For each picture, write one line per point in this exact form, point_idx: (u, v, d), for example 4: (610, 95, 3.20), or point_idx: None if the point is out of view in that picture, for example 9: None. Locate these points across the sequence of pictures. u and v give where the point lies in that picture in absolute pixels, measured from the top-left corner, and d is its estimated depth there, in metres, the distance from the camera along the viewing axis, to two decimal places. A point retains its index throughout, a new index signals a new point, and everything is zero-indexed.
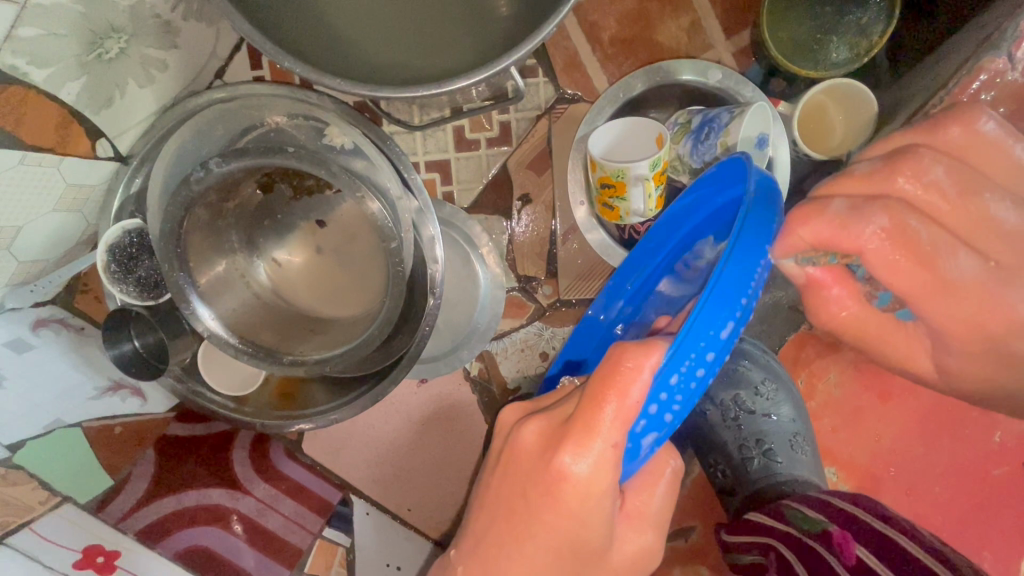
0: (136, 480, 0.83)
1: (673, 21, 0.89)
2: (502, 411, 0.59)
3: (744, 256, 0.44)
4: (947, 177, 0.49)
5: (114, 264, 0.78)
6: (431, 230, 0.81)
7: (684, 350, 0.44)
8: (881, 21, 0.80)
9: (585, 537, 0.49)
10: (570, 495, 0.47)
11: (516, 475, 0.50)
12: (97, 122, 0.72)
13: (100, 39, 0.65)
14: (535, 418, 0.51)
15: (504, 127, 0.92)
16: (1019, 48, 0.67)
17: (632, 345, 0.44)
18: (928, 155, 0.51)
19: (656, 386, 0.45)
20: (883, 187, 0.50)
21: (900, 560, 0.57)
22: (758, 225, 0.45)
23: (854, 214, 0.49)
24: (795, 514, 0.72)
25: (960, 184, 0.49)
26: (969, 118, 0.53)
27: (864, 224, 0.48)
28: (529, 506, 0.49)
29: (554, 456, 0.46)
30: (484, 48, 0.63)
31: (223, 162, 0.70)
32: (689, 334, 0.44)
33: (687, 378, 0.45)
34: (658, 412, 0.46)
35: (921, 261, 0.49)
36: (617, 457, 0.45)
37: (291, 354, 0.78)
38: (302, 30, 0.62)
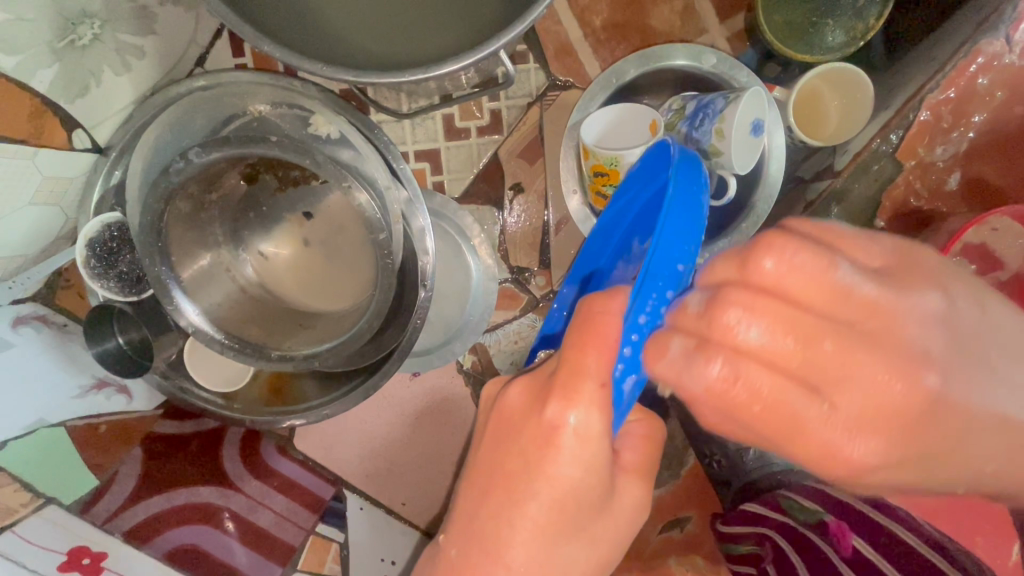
0: (123, 479, 0.82)
1: (667, 5, 0.87)
2: (485, 387, 0.58)
3: (681, 209, 0.43)
4: (772, 319, 0.35)
5: (94, 259, 0.75)
6: (421, 221, 0.79)
7: (646, 290, 0.41)
8: (876, 4, 0.77)
9: (583, 495, 0.47)
10: (571, 443, 0.45)
11: (505, 436, 0.49)
12: (72, 112, 0.70)
13: (72, 24, 0.64)
14: (520, 380, 0.50)
15: (494, 115, 0.90)
16: (1017, 30, 0.66)
17: (598, 294, 0.43)
18: (732, 292, 0.37)
19: (626, 329, 0.42)
20: (708, 332, 0.37)
21: (903, 557, 0.58)
22: (687, 184, 0.45)
23: (687, 365, 0.37)
24: (791, 505, 0.70)
25: (792, 323, 0.36)
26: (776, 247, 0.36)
27: (700, 374, 0.37)
28: (526, 468, 0.47)
29: (543, 408, 0.46)
30: (473, 28, 0.61)
31: (204, 152, 0.68)
32: (649, 274, 0.41)
33: (655, 318, 0.42)
34: (633, 354, 0.43)
35: (779, 428, 0.36)
36: (606, 399, 0.44)
37: (279, 349, 0.76)
38: (286, 16, 0.60)
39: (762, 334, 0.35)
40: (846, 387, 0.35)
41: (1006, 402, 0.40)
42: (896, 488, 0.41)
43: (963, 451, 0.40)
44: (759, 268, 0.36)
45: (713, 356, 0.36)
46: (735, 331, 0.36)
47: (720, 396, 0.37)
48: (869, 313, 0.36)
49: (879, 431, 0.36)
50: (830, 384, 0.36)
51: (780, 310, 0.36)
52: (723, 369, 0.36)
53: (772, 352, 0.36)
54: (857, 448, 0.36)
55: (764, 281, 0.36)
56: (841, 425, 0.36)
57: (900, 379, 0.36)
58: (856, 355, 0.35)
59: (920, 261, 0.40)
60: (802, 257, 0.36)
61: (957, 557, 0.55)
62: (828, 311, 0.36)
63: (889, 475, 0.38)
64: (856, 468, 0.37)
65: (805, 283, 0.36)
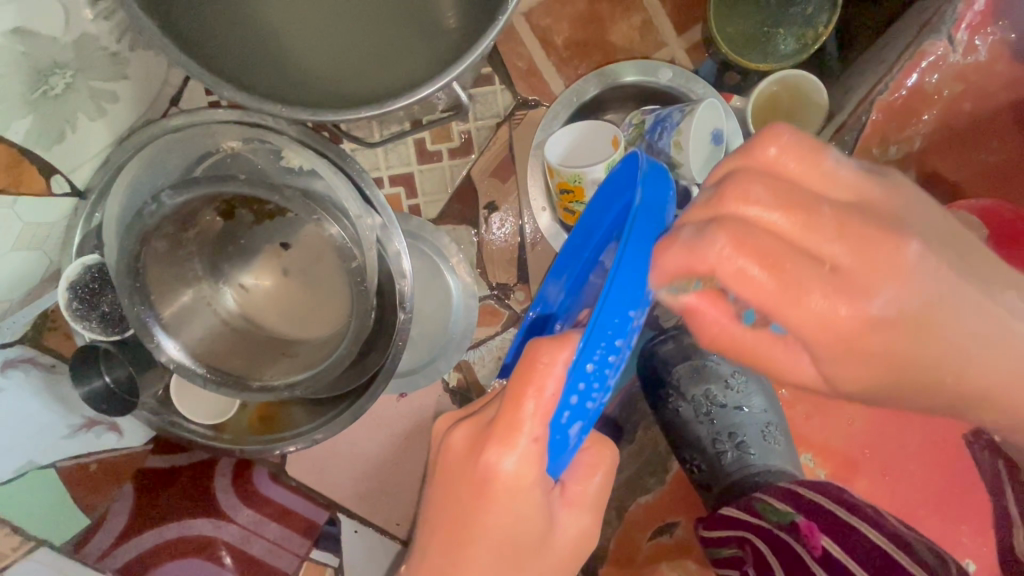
0: (114, 517, 0.86)
1: (625, 22, 0.89)
2: (435, 422, 0.60)
3: (639, 242, 0.44)
4: (774, 186, 0.41)
5: (77, 301, 0.76)
6: (396, 245, 0.81)
7: (596, 337, 0.43)
8: (824, 12, 0.81)
9: (525, 534, 0.50)
10: (500, 493, 0.48)
11: (450, 480, 0.51)
12: (50, 159, 0.71)
13: (44, 75, 0.66)
14: (464, 423, 0.51)
15: (465, 137, 0.92)
16: (958, 31, 0.68)
17: (547, 340, 0.45)
18: (750, 171, 0.42)
19: (574, 375, 0.43)
20: (719, 210, 0.41)
21: (870, 556, 0.62)
22: (652, 209, 0.45)
23: (699, 238, 0.40)
24: (762, 506, 0.72)
25: (789, 193, 0.41)
26: (773, 134, 0.44)
27: (710, 244, 0.40)
28: (471, 505, 0.49)
29: (479, 455, 0.48)
30: (429, 61, 0.65)
31: (175, 194, 0.69)
32: (597, 320, 0.42)
33: (602, 365, 0.44)
34: (580, 402, 0.45)
35: (773, 267, 0.40)
36: (540, 451, 0.47)
37: (261, 380, 0.77)
38: (250, 60, 0.63)
39: (729, 247, 0.39)
40: (844, 237, 0.41)
41: (962, 285, 0.46)
42: (882, 378, 0.45)
43: (932, 335, 0.45)
44: (765, 153, 0.43)
45: (716, 230, 0.40)
46: (743, 207, 0.41)
47: (734, 272, 0.40)
48: (854, 196, 0.44)
49: (886, 281, 0.42)
50: (824, 246, 0.41)
51: (778, 183, 0.41)
52: (725, 239, 0.40)
53: (773, 223, 0.41)
54: (853, 301, 0.41)
55: (768, 164, 0.43)
56: (840, 284, 0.41)
57: (891, 241, 0.42)
58: (854, 223, 0.42)
59: (908, 190, 0.47)
60: (780, 152, 0.43)
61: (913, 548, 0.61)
62: (818, 189, 0.43)
63: (885, 336, 0.43)
64: (846, 326, 0.42)
65: (801, 163, 0.44)
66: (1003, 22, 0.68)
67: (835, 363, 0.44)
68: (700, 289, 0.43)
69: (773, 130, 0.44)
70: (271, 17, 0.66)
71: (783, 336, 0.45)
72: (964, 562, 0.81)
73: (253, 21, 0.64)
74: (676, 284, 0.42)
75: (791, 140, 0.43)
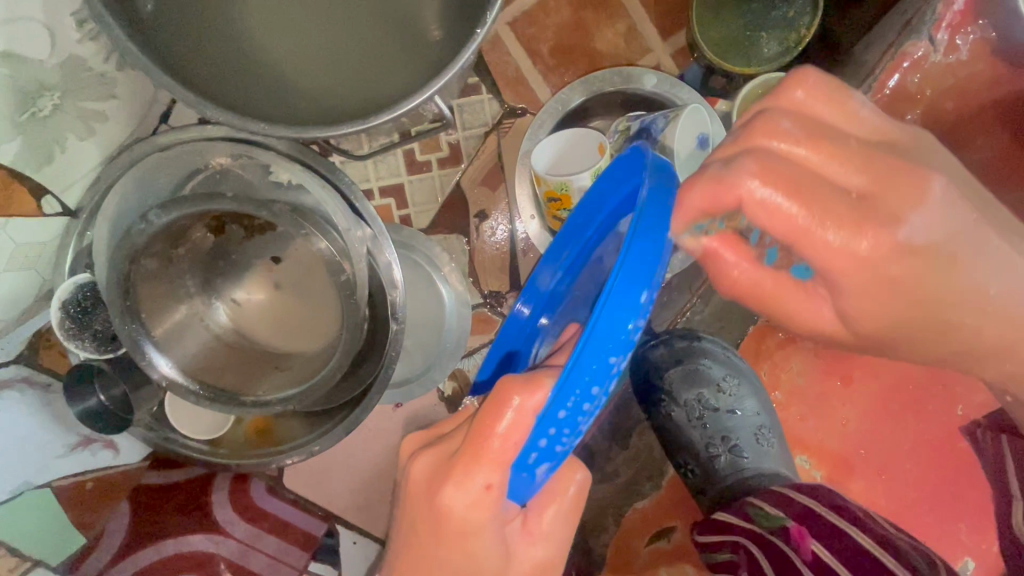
0: (111, 535, 0.86)
1: (609, 28, 0.90)
2: (406, 438, 0.61)
3: (625, 286, 0.41)
4: (802, 120, 0.44)
5: (69, 320, 0.77)
6: (387, 255, 0.81)
7: (571, 384, 0.41)
8: (807, 13, 0.82)
9: (481, 566, 0.51)
10: (453, 529, 0.48)
11: (412, 509, 0.52)
12: (40, 180, 0.71)
13: (32, 98, 0.65)
14: (427, 453, 0.52)
15: (453, 146, 0.92)
16: (938, 31, 0.69)
17: (520, 381, 0.45)
18: (777, 110, 0.45)
19: (544, 421, 0.42)
20: (748, 144, 0.44)
21: (859, 557, 0.63)
22: (656, 223, 0.42)
23: (728, 171, 0.42)
24: (756, 511, 0.74)
25: (815, 125, 0.44)
26: (803, 75, 0.46)
27: (738, 177, 0.42)
28: (427, 538, 0.51)
29: (438, 492, 0.48)
30: (412, 76, 0.66)
31: (163, 213, 0.70)
32: (573, 368, 0.40)
33: (575, 413, 0.42)
34: (549, 445, 0.44)
35: (805, 189, 0.42)
36: (496, 494, 0.47)
37: (253, 395, 0.77)
38: (235, 79, 0.63)
39: (760, 183, 0.41)
40: (870, 166, 0.44)
41: (984, 224, 0.49)
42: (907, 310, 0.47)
43: (949, 276, 0.47)
44: (792, 96, 0.46)
45: (746, 157, 0.42)
46: (768, 141, 0.43)
47: (763, 207, 0.42)
48: (878, 136, 0.47)
49: (915, 208, 0.45)
50: (850, 173, 0.44)
51: (806, 120, 0.45)
52: (754, 164, 0.42)
53: (801, 154, 0.43)
54: (885, 228, 0.44)
55: (795, 102, 0.46)
56: (870, 209, 0.44)
57: (917, 172, 0.45)
58: (878, 154, 0.45)
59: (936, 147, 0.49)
60: (807, 95, 0.46)
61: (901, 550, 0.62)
62: (842, 127, 0.46)
63: (909, 263, 0.45)
64: (877, 255, 0.44)
65: (826, 104, 0.46)
66: (983, 20, 0.68)
67: (859, 302, 0.46)
68: (721, 230, 0.48)
69: (801, 72, 0.46)
70: (256, 35, 0.66)
71: (807, 280, 0.50)
72: (964, 561, 0.83)
73: (238, 35, 0.65)
74: (701, 223, 0.45)
75: (822, 80, 0.46)
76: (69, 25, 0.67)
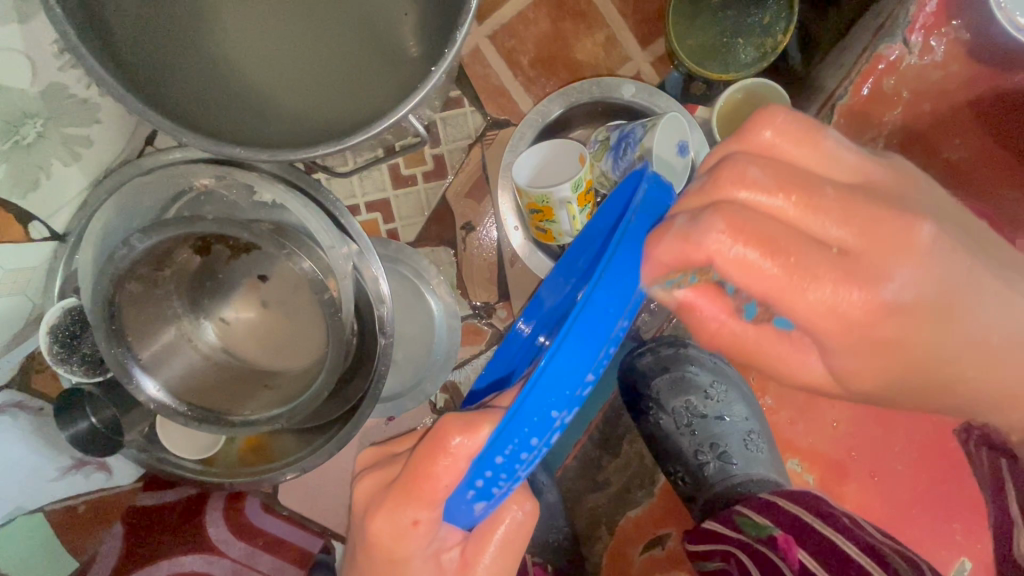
0: (102, 559, 0.86)
1: (589, 38, 0.90)
2: (361, 453, 0.67)
3: (577, 341, 0.43)
4: (772, 169, 0.42)
5: (57, 345, 0.76)
6: (373, 270, 0.81)
7: (510, 430, 0.43)
8: (782, 19, 0.83)
9: None
10: (382, 548, 0.53)
11: (359, 529, 0.56)
12: (26, 207, 0.72)
13: (15, 126, 0.65)
14: (372, 474, 0.58)
15: (438, 159, 0.93)
16: (912, 33, 0.70)
17: (461, 422, 0.47)
18: (743, 154, 0.43)
19: (481, 464, 0.44)
20: (714, 196, 0.42)
21: (840, 562, 0.65)
22: (618, 277, 0.44)
23: (695, 228, 0.41)
24: (744, 521, 0.76)
25: (786, 171, 0.43)
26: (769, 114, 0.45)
27: (707, 234, 0.40)
28: (365, 558, 0.55)
29: (369, 522, 0.53)
30: (392, 93, 0.66)
31: (144, 237, 0.69)
32: (513, 417, 0.43)
33: (512, 460, 0.44)
34: (485, 485, 0.46)
35: (777, 251, 0.40)
36: (428, 530, 0.51)
37: (241, 414, 0.77)
38: (216, 103, 0.64)
39: (728, 235, 0.40)
40: (851, 220, 0.42)
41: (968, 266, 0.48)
42: (900, 368, 0.46)
43: (944, 329, 0.46)
44: (760, 136, 0.45)
45: (715, 213, 0.41)
46: (735, 192, 0.42)
47: (732, 260, 0.40)
48: (858, 177, 0.46)
49: (905, 261, 0.43)
50: (830, 229, 0.42)
51: (778, 164, 0.43)
52: (723, 223, 0.40)
53: (775, 208, 0.42)
54: (872, 284, 0.42)
55: (760, 146, 0.45)
56: (851, 265, 0.42)
57: (901, 222, 0.43)
58: (857, 203, 0.43)
59: (909, 176, 0.49)
60: (776, 136, 0.45)
61: (881, 553, 0.64)
62: (816, 171, 0.45)
63: (897, 323, 0.44)
64: (865, 315, 0.42)
65: (796, 147, 0.45)
66: (958, 20, 0.70)
67: (844, 354, 0.45)
68: (694, 284, 0.46)
69: (767, 111, 0.45)
70: (236, 60, 0.67)
71: (789, 332, 0.47)
72: (960, 561, 0.82)
73: (217, 56, 0.66)
74: (671, 278, 0.45)
75: (789, 124, 0.45)
76: (50, 53, 0.66)
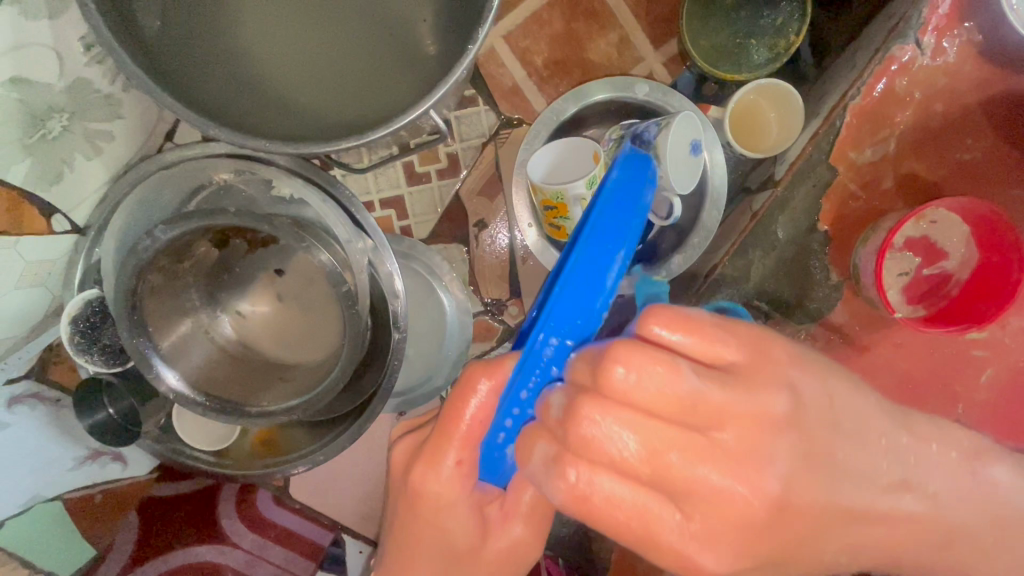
0: (120, 546, 0.89)
1: (602, 39, 0.92)
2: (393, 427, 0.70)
3: (576, 285, 0.46)
4: (626, 430, 0.40)
5: (79, 336, 0.77)
6: (388, 265, 0.83)
7: (529, 366, 0.47)
8: (795, 20, 0.84)
9: (454, 542, 0.56)
10: (422, 507, 0.55)
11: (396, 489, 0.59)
12: (50, 199, 0.73)
13: (41, 120, 0.66)
14: (408, 437, 0.60)
15: (452, 158, 0.94)
16: (925, 34, 0.71)
17: (485, 366, 0.50)
18: (594, 407, 0.41)
19: (508, 402, 0.48)
20: (568, 440, 0.42)
21: None
22: (607, 228, 0.47)
23: (552, 468, 0.44)
24: None
25: (640, 437, 0.40)
26: (623, 354, 0.41)
27: (561, 476, 0.43)
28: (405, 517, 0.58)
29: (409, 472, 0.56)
30: (412, 89, 0.67)
31: (168, 228, 0.70)
32: (530, 353, 0.46)
33: (535, 392, 0.48)
34: (514, 426, 0.50)
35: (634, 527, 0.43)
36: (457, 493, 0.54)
37: (258, 405, 0.78)
38: (238, 99, 0.65)
39: (578, 477, 0.42)
40: (698, 487, 0.41)
41: None
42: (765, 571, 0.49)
43: (817, 523, 0.47)
44: (613, 375, 0.41)
45: (568, 462, 0.43)
46: (586, 461, 0.42)
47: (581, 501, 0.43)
48: (732, 417, 0.42)
49: (754, 521, 0.43)
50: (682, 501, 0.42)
51: (635, 418, 0.41)
52: (574, 476, 0.42)
53: (626, 464, 0.41)
54: (709, 544, 0.43)
55: (615, 395, 0.41)
56: (697, 530, 0.43)
57: (760, 477, 0.42)
58: (713, 460, 0.41)
59: (771, 358, 0.45)
60: (629, 374, 0.40)
61: None
62: (685, 418, 0.41)
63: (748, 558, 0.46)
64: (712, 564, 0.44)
65: (666, 399, 0.41)
66: (968, 23, 0.70)
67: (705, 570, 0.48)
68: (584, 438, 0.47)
69: (619, 351, 0.40)
70: (257, 56, 0.68)
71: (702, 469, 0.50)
72: None
73: (238, 54, 0.67)
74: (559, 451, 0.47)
75: (650, 364, 0.40)
76: (77, 49, 0.68)
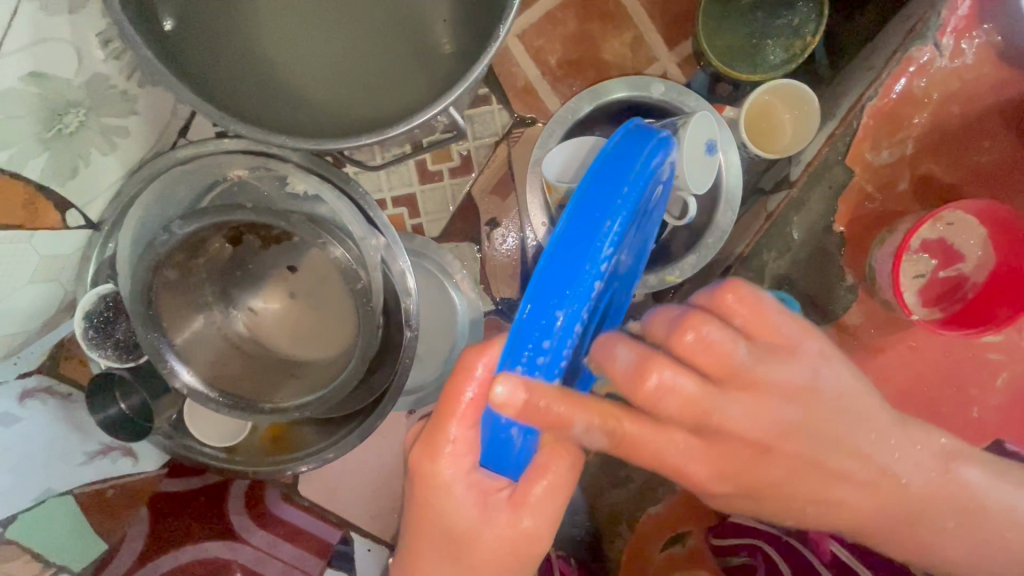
0: (131, 541, 0.88)
1: (616, 38, 0.92)
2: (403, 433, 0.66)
3: (565, 253, 0.44)
4: (682, 374, 0.48)
5: (92, 330, 0.78)
6: (401, 263, 0.82)
7: (520, 341, 0.44)
8: (811, 21, 0.84)
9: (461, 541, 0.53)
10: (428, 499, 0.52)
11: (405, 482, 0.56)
12: (65, 194, 0.73)
13: (59, 115, 0.67)
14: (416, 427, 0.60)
15: (465, 156, 0.94)
16: (943, 35, 0.71)
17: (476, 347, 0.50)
18: (662, 356, 0.48)
19: None
20: (634, 386, 0.48)
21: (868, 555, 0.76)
22: (595, 195, 0.45)
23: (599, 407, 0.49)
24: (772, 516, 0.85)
25: (699, 383, 0.49)
26: (692, 318, 0.49)
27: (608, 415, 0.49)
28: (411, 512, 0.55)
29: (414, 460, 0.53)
30: (427, 87, 0.67)
31: (186, 224, 0.71)
32: (519, 327, 0.44)
33: (530, 367, 0.45)
34: None
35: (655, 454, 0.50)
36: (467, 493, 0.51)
37: (271, 401, 0.78)
38: (253, 96, 0.65)
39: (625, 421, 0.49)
40: (726, 423, 0.50)
41: None
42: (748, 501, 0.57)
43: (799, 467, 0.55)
44: (683, 337, 0.49)
45: (627, 398, 0.49)
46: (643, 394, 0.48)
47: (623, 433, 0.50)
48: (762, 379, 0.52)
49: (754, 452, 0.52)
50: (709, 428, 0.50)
51: (693, 371, 0.49)
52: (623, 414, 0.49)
53: (674, 406, 0.49)
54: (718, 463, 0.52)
55: (681, 348, 0.49)
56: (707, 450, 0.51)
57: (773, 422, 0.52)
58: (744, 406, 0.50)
59: (794, 350, 0.54)
60: (697, 336, 0.49)
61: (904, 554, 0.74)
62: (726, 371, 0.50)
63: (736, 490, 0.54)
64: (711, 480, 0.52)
65: (718, 353, 0.49)
66: (987, 24, 0.71)
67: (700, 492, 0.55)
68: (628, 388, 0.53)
69: (690, 317, 0.49)
70: (272, 52, 0.68)
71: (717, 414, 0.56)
72: None
73: (253, 49, 0.67)
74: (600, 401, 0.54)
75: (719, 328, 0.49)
76: (94, 45, 0.69)
